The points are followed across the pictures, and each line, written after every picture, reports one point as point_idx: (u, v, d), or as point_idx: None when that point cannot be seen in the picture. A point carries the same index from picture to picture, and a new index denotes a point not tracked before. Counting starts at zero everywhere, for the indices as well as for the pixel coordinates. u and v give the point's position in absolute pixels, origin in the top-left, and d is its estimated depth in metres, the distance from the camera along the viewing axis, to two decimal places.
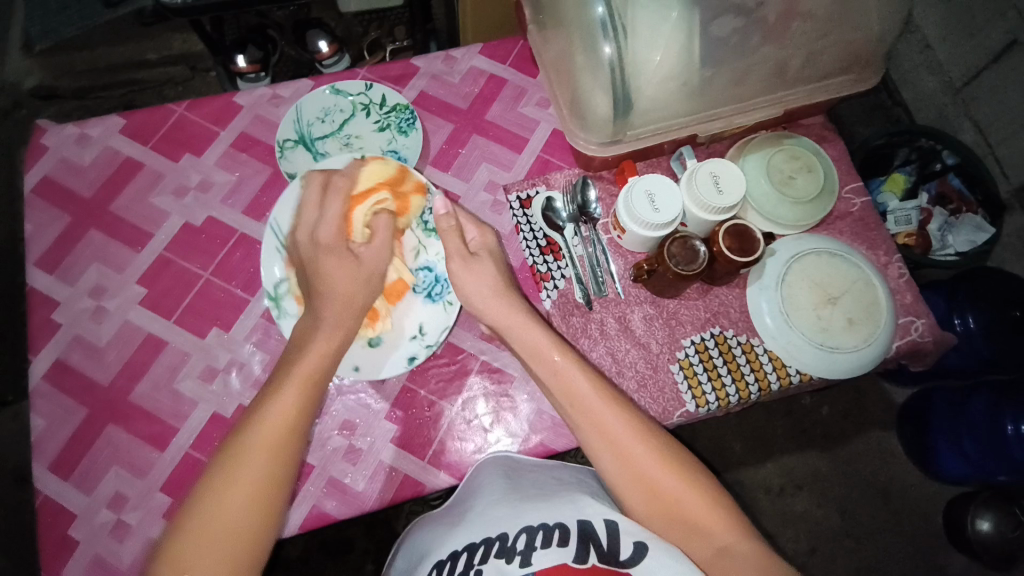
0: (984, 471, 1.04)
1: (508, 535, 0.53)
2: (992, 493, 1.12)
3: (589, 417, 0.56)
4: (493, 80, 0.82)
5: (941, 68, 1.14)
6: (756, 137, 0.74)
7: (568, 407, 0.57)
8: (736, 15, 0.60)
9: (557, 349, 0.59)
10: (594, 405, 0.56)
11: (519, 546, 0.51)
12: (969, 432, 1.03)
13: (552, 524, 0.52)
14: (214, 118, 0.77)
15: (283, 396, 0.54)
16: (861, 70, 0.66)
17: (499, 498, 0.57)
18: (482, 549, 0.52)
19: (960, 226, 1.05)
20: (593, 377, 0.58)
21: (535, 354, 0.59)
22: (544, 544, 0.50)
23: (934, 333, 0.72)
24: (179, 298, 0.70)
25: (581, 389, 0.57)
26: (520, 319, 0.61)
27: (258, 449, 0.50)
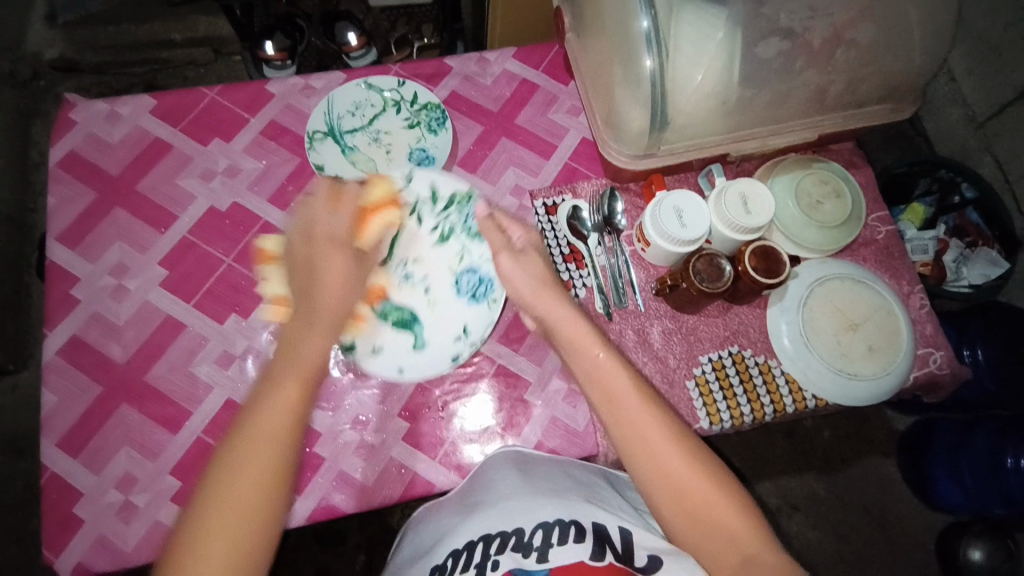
0: (982, 504, 1.04)
1: (523, 530, 0.53)
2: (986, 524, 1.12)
3: (624, 414, 0.54)
4: (525, 84, 0.82)
5: (965, 101, 1.14)
6: (786, 158, 0.74)
7: (598, 397, 0.56)
8: (782, 39, 0.61)
9: (593, 338, 0.59)
10: (626, 400, 0.55)
11: (536, 542, 0.52)
12: (968, 465, 1.03)
13: (568, 521, 0.53)
14: (245, 104, 0.77)
15: (281, 401, 0.50)
16: (897, 102, 0.68)
17: (514, 489, 0.57)
18: (499, 540, 0.53)
19: (975, 259, 1.05)
20: (630, 373, 0.57)
21: (570, 344, 0.59)
22: (561, 540, 0.52)
23: (951, 366, 0.72)
24: (200, 282, 0.70)
25: (618, 386, 0.56)
26: (565, 312, 0.61)
27: (262, 443, 0.48)
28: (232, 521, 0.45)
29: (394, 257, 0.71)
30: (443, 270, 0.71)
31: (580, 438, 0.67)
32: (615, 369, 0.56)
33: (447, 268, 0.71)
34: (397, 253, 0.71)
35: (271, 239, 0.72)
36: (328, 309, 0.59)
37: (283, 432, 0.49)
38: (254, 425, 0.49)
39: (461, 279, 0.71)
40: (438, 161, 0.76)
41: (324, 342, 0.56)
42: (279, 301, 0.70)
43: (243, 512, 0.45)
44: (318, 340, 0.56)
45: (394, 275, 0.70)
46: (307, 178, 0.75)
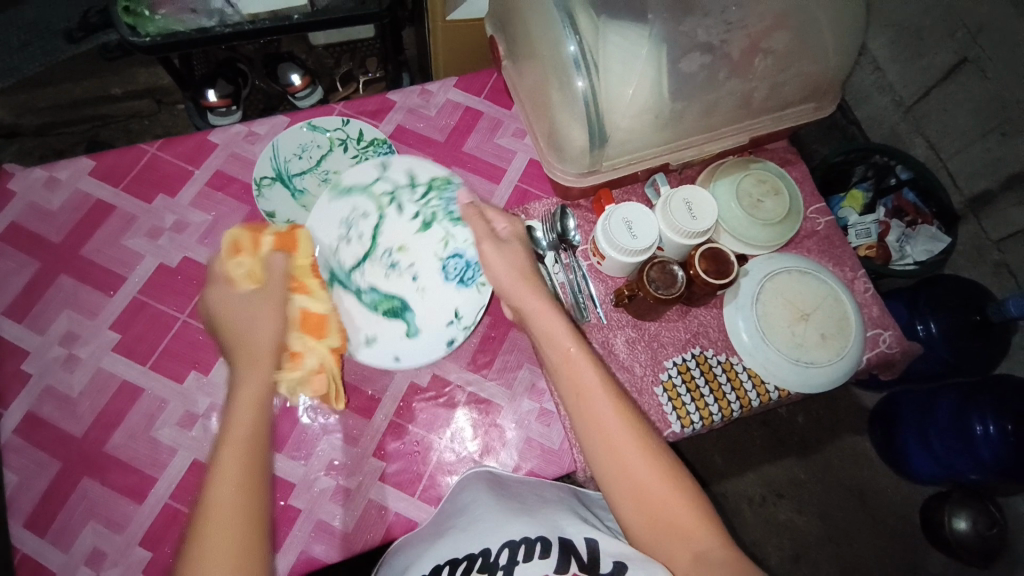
0: (954, 470, 1.07)
1: (490, 551, 0.52)
2: (964, 492, 1.16)
3: (591, 414, 0.55)
4: (468, 112, 0.84)
5: (890, 87, 1.21)
6: (724, 162, 0.77)
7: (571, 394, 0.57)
8: (702, 53, 0.63)
9: (569, 336, 0.59)
10: (593, 396, 0.56)
11: (501, 561, 0.50)
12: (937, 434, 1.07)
13: (533, 538, 0.52)
14: (188, 157, 0.76)
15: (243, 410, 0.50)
16: (819, 100, 0.71)
17: (483, 512, 0.57)
18: (465, 563, 0.52)
19: (917, 236, 1.11)
20: (599, 369, 0.58)
21: (548, 340, 0.60)
22: (526, 557, 0.50)
23: (901, 344, 0.75)
24: (156, 342, 0.68)
25: (588, 382, 0.57)
26: (536, 303, 0.61)
27: (235, 450, 0.48)
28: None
29: (376, 249, 0.71)
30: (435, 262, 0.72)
31: (557, 455, 0.68)
32: (585, 361, 0.58)
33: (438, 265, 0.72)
34: (380, 243, 0.71)
35: None
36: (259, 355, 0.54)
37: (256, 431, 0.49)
38: (227, 432, 0.49)
39: (448, 266, 0.71)
40: None
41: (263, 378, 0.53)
42: None
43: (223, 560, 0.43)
44: (252, 367, 0.53)
45: (377, 266, 0.70)
46: (258, 225, 0.75)
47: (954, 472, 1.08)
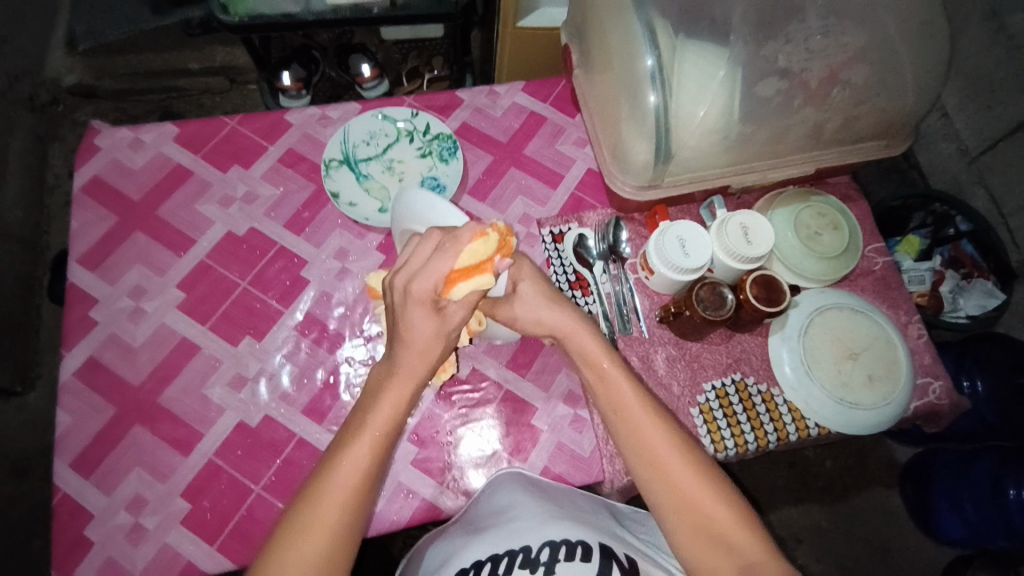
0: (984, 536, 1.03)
1: (530, 547, 0.54)
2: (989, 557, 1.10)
3: (634, 434, 0.56)
4: (533, 117, 0.85)
5: (958, 135, 1.18)
6: (784, 192, 0.77)
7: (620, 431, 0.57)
8: (780, 79, 0.63)
9: (604, 353, 0.59)
10: (645, 433, 0.55)
11: (542, 558, 0.52)
12: (970, 498, 1.04)
13: (574, 541, 0.54)
14: (264, 134, 0.80)
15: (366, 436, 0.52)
16: (892, 137, 0.71)
17: (527, 510, 0.58)
18: (506, 560, 0.53)
19: (971, 290, 1.07)
20: (634, 383, 0.58)
21: (586, 361, 0.59)
22: (567, 558, 0.52)
23: (950, 397, 0.73)
24: (216, 305, 0.72)
25: (628, 400, 0.57)
26: (568, 322, 0.60)
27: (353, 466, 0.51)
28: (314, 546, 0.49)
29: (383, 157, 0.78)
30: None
31: (586, 463, 0.68)
32: (629, 389, 0.57)
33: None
34: (388, 155, 0.79)
35: (285, 262, 0.74)
36: (432, 352, 0.53)
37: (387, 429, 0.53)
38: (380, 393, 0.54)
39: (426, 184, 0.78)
40: (448, 189, 0.78)
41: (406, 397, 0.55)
42: (293, 324, 0.71)
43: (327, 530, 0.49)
44: (394, 363, 0.56)
45: (378, 167, 0.78)
46: (321, 205, 0.77)
47: (987, 539, 1.04)
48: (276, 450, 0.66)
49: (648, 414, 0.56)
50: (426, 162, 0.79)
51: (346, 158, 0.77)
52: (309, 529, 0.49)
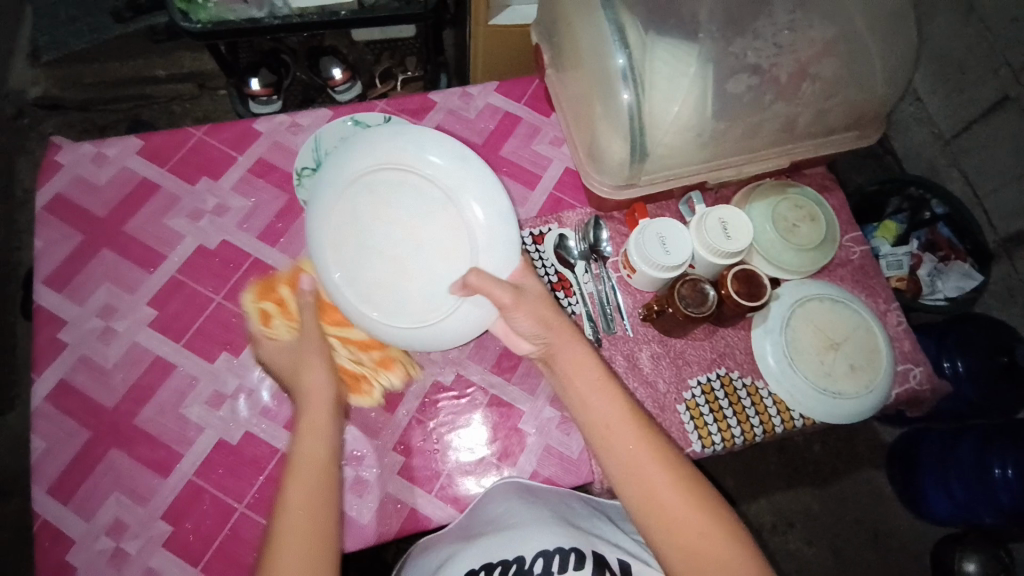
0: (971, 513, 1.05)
1: (524, 558, 0.55)
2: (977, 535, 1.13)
3: (632, 471, 0.55)
4: (508, 117, 0.84)
5: (930, 120, 1.19)
6: (761, 184, 0.77)
7: (590, 421, 0.59)
8: (750, 74, 0.63)
9: (601, 377, 0.60)
10: (614, 425, 0.57)
11: (536, 570, 0.54)
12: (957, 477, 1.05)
13: (567, 548, 0.55)
14: (233, 143, 0.78)
15: (306, 460, 0.57)
16: (864, 128, 0.71)
17: (520, 518, 0.58)
18: (501, 570, 0.54)
19: (949, 272, 1.09)
20: (629, 410, 0.58)
21: (582, 390, 0.60)
22: (560, 568, 0.54)
23: (931, 382, 0.74)
24: (190, 321, 0.70)
25: (620, 430, 0.57)
26: (566, 333, 0.62)
27: (308, 457, 0.57)
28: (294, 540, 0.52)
29: None
30: (425, 278, 0.67)
31: (575, 464, 0.68)
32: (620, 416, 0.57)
33: (430, 273, 0.67)
34: None
35: (261, 275, 0.73)
36: (324, 383, 0.63)
37: (316, 420, 0.60)
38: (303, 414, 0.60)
39: None
40: None
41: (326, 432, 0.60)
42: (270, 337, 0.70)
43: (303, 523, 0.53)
44: (321, 396, 0.62)
45: None
46: (295, 215, 0.76)
47: (970, 516, 1.06)
48: (258, 467, 0.64)
49: (618, 405, 0.58)
50: None
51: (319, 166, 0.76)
52: (279, 534, 0.53)
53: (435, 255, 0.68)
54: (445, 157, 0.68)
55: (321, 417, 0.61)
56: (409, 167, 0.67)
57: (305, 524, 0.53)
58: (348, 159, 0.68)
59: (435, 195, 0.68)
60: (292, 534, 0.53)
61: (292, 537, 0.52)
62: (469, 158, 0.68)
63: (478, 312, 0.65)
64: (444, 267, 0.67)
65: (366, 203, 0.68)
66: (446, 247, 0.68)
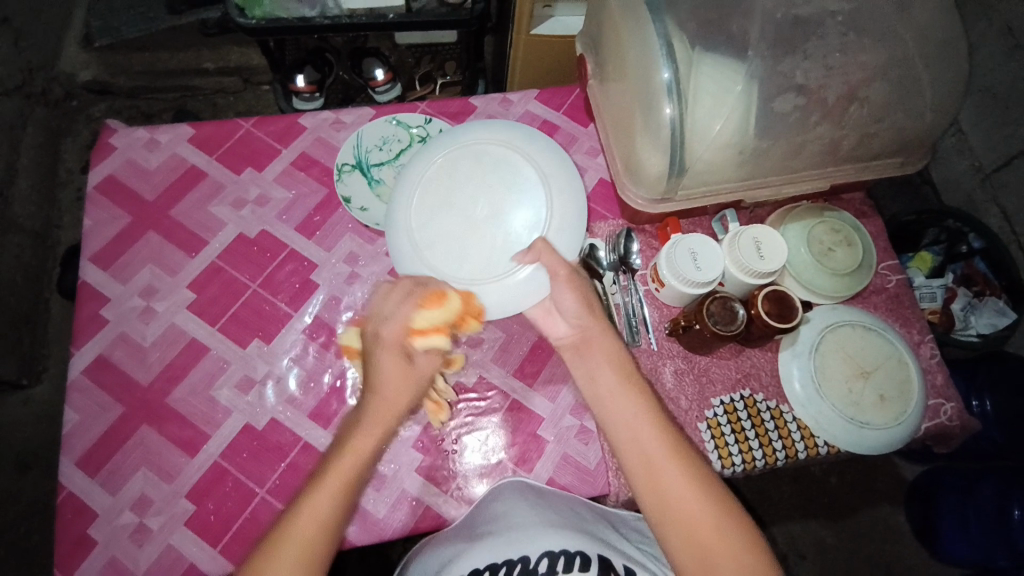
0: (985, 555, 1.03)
1: (529, 558, 0.54)
2: None
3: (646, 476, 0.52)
4: (546, 125, 0.85)
5: (972, 152, 1.17)
6: (798, 206, 0.76)
7: (619, 437, 0.54)
8: (796, 95, 0.63)
9: (616, 374, 0.57)
10: (648, 442, 0.53)
11: (541, 570, 0.53)
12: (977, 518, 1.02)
13: (573, 551, 0.54)
14: (278, 137, 0.80)
15: (350, 456, 0.53)
16: (908, 155, 0.70)
17: (525, 520, 0.58)
18: (505, 569, 0.53)
19: (982, 309, 1.06)
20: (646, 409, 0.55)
21: (598, 387, 0.57)
22: (566, 569, 0.53)
23: (962, 418, 0.72)
24: (226, 306, 0.72)
25: (634, 428, 0.54)
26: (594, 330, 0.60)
27: (320, 493, 0.50)
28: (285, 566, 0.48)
29: (396, 162, 0.79)
30: (488, 244, 0.67)
31: (592, 475, 0.68)
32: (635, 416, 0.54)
33: (494, 241, 0.68)
34: (401, 160, 0.79)
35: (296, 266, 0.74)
36: (390, 411, 0.56)
37: (354, 454, 0.53)
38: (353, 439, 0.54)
39: None
40: None
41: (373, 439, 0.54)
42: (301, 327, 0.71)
43: (296, 554, 0.48)
44: (376, 416, 0.55)
45: (391, 173, 0.78)
46: (333, 209, 0.78)
47: (992, 560, 1.03)
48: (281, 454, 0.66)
49: (647, 418, 0.54)
50: None
51: (359, 162, 0.78)
52: (283, 541, 0.49)
53: (508, 223, 0.68)
54: (552, 159, 0.70)
55: (359, 447, 0.54)
56: (511, 150, 0.70)
57: (297, 557, 0.48)
58: (465, 129, 0.72)
59: (529, 177, 0.69)
60: (299, 533, 0.49)
61: (299, 538, 0.49)
62: (569, 165, 0.70)
63: (529, 283, 0.65)
64: (512, 238, 0.68)
65: (463, 168, 0.70)
66: (518, 220, 0.68)
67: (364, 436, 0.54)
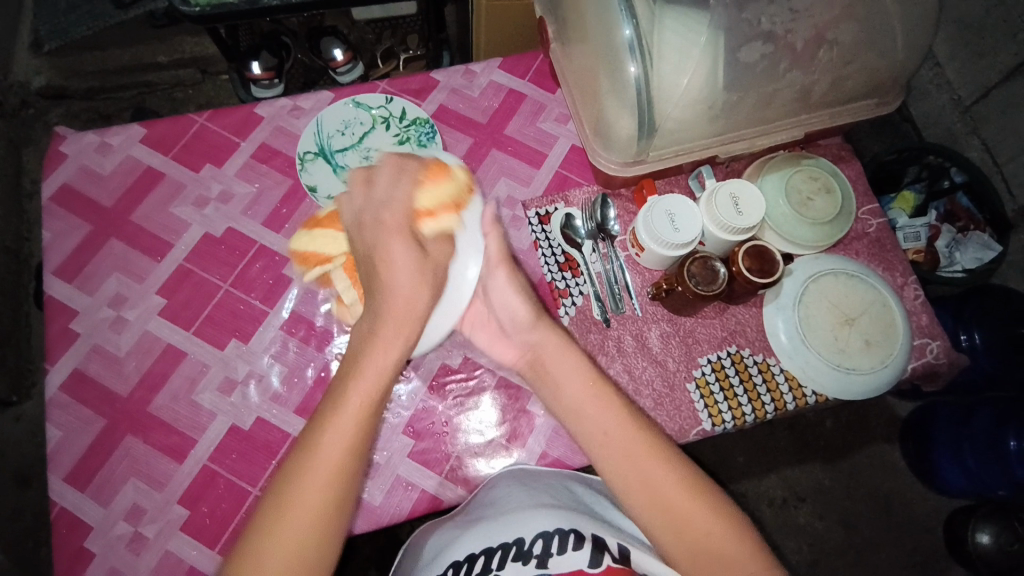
0: (985, 486, 1.04)
1: (523, 540, 0.54)
2: (992, 507, 1.12)
3: (600, 447, 0.54)
4: (512, 94, 0.82)
5: (950, 86, 1.15)
6: (775, 157, 0.75)
7: (580, 429, 0.56)
8: (764, 42, 0.60)
9: (561, 346, 0.59)
10: (613, 432, 0.55)
11: (535, 550, 0.53)
12: (970, 449, 1.04)
13: (566, 529, 0.54)
14: (234, 129, 0.77)
15: (350, 414, 0.49)
16: (883, 95, 0.68)
17: (519, 502, 0.58)
18: (500, 553, 0.53)
19: (967, 243, 1.06)
20: (589, 382, 0.57)
21: (541, 366, 0.60)
22: (559, 547, 0.52)
23: (948, 355, 0.72)
24: (199, 309, 0.70)
25: (579, 398, 0.57)
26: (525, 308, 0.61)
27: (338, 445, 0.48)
28: (298, 522, 0.46)
29: (360, 145, 0.76)
30: None
31: None
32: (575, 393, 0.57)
33: None
34: (365, 143, 0.76)
35: (266, 261, 0.72)
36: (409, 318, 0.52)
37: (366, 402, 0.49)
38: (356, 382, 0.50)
39: None
40: None
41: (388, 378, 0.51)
42: (279, 323, 0.70)
43: (309, 514, 0.46)
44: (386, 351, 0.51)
45: (356, 157, 0.75)
46: (300, 200, 0.75)
47: (985, 488, 1.06)
48: (271, 452, 0.65)
49: (607, 407, 0.56)
50: (406, 147, 0.77)
51: (321, 149, 0.75)
52: (287, 497, 0.46)
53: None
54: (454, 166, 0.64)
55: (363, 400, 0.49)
56: (438, 166, 0.65)
57: (308, 517, 0.46)
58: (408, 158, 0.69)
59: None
60: (307, 500, 0.46)
61: (306, 507, 0.46)
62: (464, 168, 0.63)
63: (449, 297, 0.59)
64: None
65: None
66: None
67: (385, 345, 0.51)
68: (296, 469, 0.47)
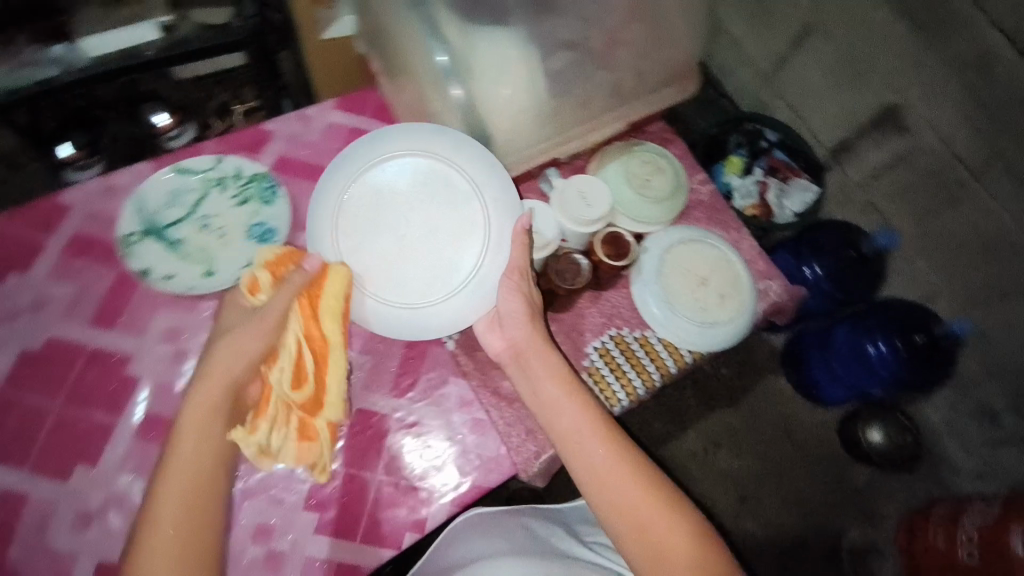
0: (860, 388, 1.27)
1: None
2: (872, 407, 1.35)
3: (574, 451, 0.59)
4: (353, 133, 0.80)
5: (749, 59, 1.33)
6: (610, 147, 0.81)
7: (556, 428, 0.61)
8: (566, 51, 0.65)
9: (544, 348, 0.65)
10: (586, 433, 0.60)
11: None
12: (840, 361, 1.27)
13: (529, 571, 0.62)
14: (39, 226, 0.69)
15: (180, 473, 0.55)
16: (683, 81, 0.75)
17: (484, 552, 0.66)
18: None
19: (791, 190, 1.26)
20: (562, 384, 0.62)
21: (519, 366, 0.65)
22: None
23: (788, 291, 0.82)
24: (30, 440, 0.62)
25: (552, 396, 0.62)
26: (521, 307, 0.65)
27: (175, 492, 0.54)
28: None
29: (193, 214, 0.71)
30: (425, 265, 0.68)
31: (498, 462, 0.68)
32: (550, 391, 0.62)
33: (432, 259, 0.68)
34: (199, 210, 0.71)
35: (104, 366, 0.65)
36: (241, 356, 0.58)
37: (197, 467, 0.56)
38: (184, 438, 0.56)
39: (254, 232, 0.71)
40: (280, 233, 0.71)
41: (223, 389, 0.58)
42: (133, 430, 0.63)
43: (174, 555, 0.52)
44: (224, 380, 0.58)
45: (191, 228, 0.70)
46: (130, 290, 0.68)
47: (862, 391, 1.28)
48: None
49: (585, 412, 0.61)
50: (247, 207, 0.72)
51: (147, 227, 0.69)
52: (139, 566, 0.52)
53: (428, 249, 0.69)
54: (445, 143, 0.68)
55: (188, 471, 0.55)
56: (429, 150, 0.68)
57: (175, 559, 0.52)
58: (378, 135, 0.68)
59: (461, 187, 0.69)
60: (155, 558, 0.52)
61: (174, 494, 0.54)
62: (492, 163, 0.68)
63: (474, 296, 0.68)
64: (450, 254, 0.69)
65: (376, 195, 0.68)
66: (456, 232, 0.69)
67: (204, 398, 0.58)
68: (148, 522, 0.54)
